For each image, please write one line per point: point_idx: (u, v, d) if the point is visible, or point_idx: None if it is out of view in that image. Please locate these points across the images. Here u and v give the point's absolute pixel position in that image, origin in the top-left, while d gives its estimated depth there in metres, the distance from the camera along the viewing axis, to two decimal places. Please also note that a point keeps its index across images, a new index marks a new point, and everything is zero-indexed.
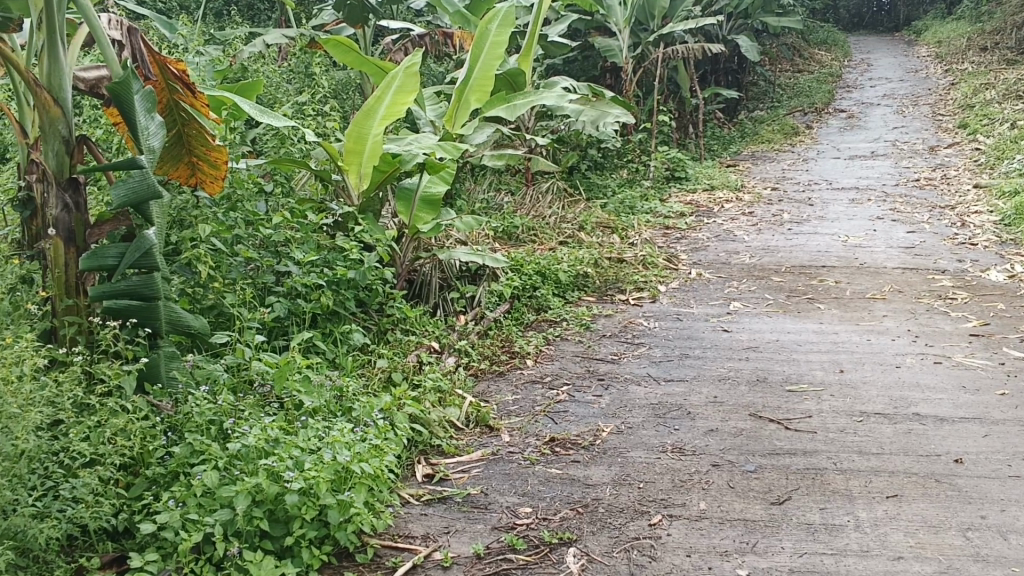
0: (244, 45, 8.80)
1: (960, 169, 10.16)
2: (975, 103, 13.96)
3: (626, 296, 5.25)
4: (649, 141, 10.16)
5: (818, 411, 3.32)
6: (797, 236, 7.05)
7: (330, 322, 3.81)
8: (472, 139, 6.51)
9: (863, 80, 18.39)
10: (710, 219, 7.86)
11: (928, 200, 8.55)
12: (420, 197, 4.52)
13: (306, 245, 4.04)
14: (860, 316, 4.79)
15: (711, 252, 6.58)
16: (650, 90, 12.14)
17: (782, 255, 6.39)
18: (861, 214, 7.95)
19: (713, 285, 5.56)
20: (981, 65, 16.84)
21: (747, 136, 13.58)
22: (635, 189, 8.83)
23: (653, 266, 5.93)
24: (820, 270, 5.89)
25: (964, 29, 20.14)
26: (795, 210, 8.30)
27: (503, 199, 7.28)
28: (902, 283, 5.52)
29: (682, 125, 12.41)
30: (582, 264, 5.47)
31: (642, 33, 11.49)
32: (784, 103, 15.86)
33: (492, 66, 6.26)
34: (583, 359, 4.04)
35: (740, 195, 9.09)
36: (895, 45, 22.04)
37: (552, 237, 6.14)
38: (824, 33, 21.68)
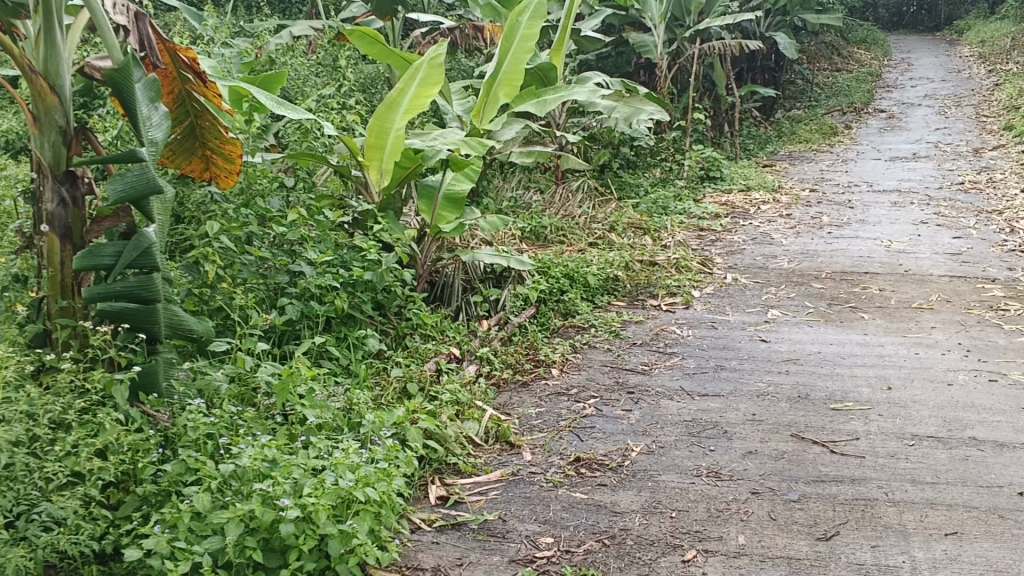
0: (272, 38, 8.66)
1: (1006, 172, 9.80)
2: (1021, 104, 13.53)
3: (658, 301, 5.02)
4: (683, 140, 9.89)
5: (866, 433, 3.07)
6: (837, 240, 6.77)
7: (345, 326, 3.61)
8: (500, 135, 6.28)
9: (903, 80, 17.95)
10: (746, 221, 7.60)
11: (974, 204, 8.22)
12: (443, 196, 4.33)
13: (322, 244, 3.85)
14: (907, 327, 4.52)
15: (747, 255, 6.32)
16: (685, 87, 11.86)
17: (823, 260, 6.12)
18: (904, 218, 7.64)
19: (749, 291, 5.30)
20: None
21: (784, 136, 13.26)
22: (668, 189, 8.57)
23: (687, 270, 5.69)
24: (863, 277, 5.61)
25: (1009, 28, 19.61)
26: (834, 213, 8.00)
27: (532, 198, 7.06)
28: (950, 292, 5.23)
29: (718, 123, 12.12)
30: (613, 267, 5.24)
31: (678, 29, 11.22)
32: (822, 103, 15.50)
33: (522, 60, 6.08)
34: (612, 369, 3.82)
35: (777, 196, 8.81)
36: (937, 44, 21.54)
37: (582, 238, 5.91)
38: (863, 31, 21.24)
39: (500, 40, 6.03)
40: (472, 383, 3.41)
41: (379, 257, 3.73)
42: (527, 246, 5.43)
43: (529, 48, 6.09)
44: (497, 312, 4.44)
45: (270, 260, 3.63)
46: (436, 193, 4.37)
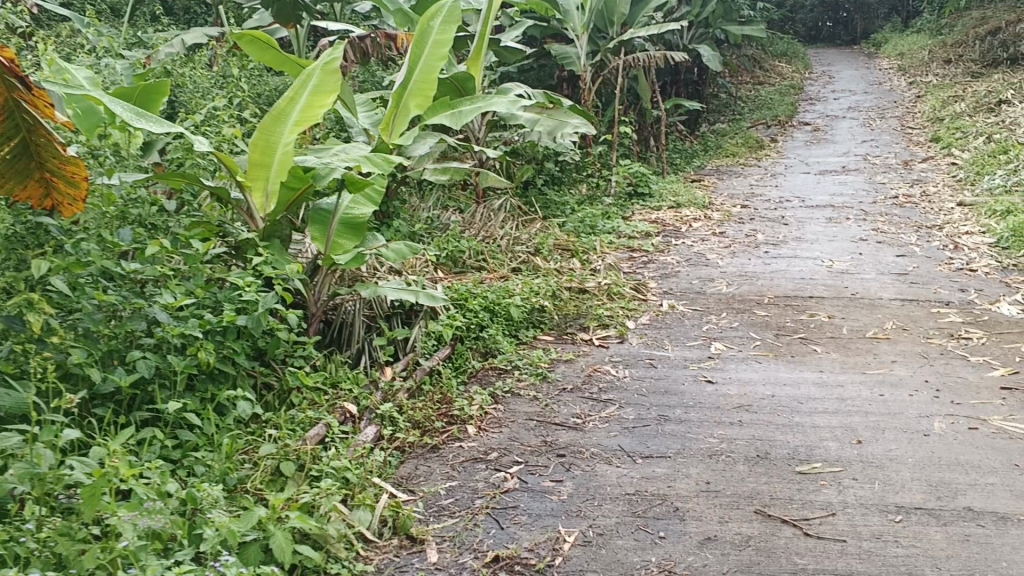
0: (163, 46, 7.93)
1: (939, 184, 9.56)
2: (945, 116, 13.45)
3: (589, 335, 4.47)
4: (610, 155, 9.44)
5: (842, 505, 2.56)
6: (775, 260, 6.34)
7: (212, 384, 3.01)
8: (412, 150, 5.68)
9: (825, 93, 17.87)
10: (678, 240, 7.14)
11: (912, 219, 7.91)
12: (340, 220, 3.72)
13: (186, 284, 3.23)
14: (864, 362, 4.06)
15: (683, 279, 5.84)
16: (610, 100, 11.42)
17: (764, 283, 5.66)
18: (842, 235, 7.27)
19: (688, 321, 4.80)
20: (945, 78, 16.41)
21: (711, 149, 12.93)
22: (595, 206, 8.08)
23: (619, 297, 5.17)
24: (808, 301, 5.16)
25: (926, 41, 19.75)
26: (770, 230, 7.60)
27: (450, 218, 6.47)
28: (903, 317, 4.80)
29: (644, 137, 11.71)
30: (538, 297, 4.68)
31: (601, 40, 10.80)
32: (747, 116, 15.26)
33: (434, 68, 5.52)
34: (539, 424, 3.25)
35: (708, 212, 8.38)
36: (855, 58, 21.62)
37: (504, 264, 5.35)
38: (783, 44, 21.19)
39: (410, 47, 5.49)
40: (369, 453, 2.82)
41: (257, 297, 3.13)
42: (442, 274, 4.84)
43: (443, 56, 5.54)
44: (405, 354, 3.83)
45: (119, 305, 3.00)
46: (331, 217, 3.75)
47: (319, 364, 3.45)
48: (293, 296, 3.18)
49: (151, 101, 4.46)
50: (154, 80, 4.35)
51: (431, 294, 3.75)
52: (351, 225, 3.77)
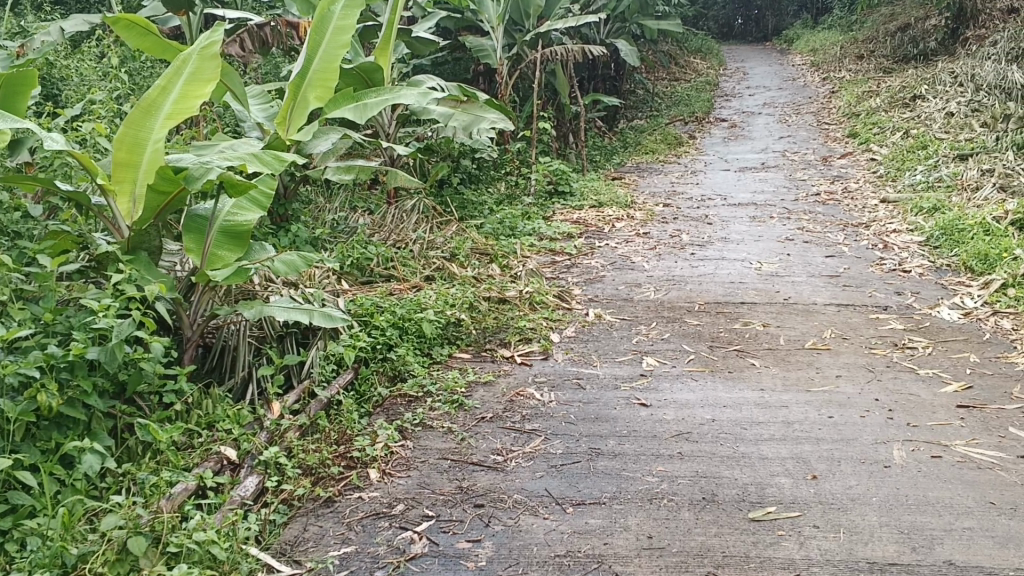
0: (37, 35, 7.21)
1: (861, 181, 9.43)
2: (860, 111, 13.45)
3: (510, 351, 4.05)
4: (528, 151, 9.04)
5: (808, 564, 2.20)
6: (703, 262, 6.02)
7: (57, 433, 2.51)
8: (311, 148, 5.19)
9: (740, 89, 17.81)
10: (602, 241, 6.78)
11: (837, 217, 7.71)
12: (218, 230, 3.27)
13: (28, 311, 2.72)
14: (807, 377, 3.73)
15: (608, 284, 5.46)
16: (527, 95, 11.03)
17: (693, 288, 5.33)
18: (768, 234, 7.02)
19: (616, 332, 4.42)
20: (858, 74, 16.51)
21: (630, 146, 12.65)
22: (513, 206, 7.67)
23: (541, 306, 4.76)
24: (742, 308, 4.84)
25: (836, 38, 19.93)
26: (695, 229, 7.30)
27: (358, 220, 5.99)
28: (843, 325, 4.51)
29: (562, 134, 11.35)
30: (453, 309, 4.24)
31: (517, 33, 10.37)
32: (664, 112, 15.05)
33: (336, 56, 5.07)
34: (452, 465, 2.82)
35: (630, 211, 8.05)
36: (768, 54, 21.73)
37: (416, 272, 4.90)
38: (698, 41, 21.10)
39: (309, 33, 5.06)
40: (244, 520, 2.38)
41: (113, 323, 2.64)
42: (346, 286, 4.36)
43: (345, 43, 5.10)
44: (299, 383, 3.37)
45: None
46: (208, 226, 3.27)
47: (193, 400, 2.98)
48: (160, 321, 2.71)
49: (16, 100, 3.77)
50: (14, 69, 3.70)
51: (328, 313, 3.24)
52: (233, 234, 3.29)
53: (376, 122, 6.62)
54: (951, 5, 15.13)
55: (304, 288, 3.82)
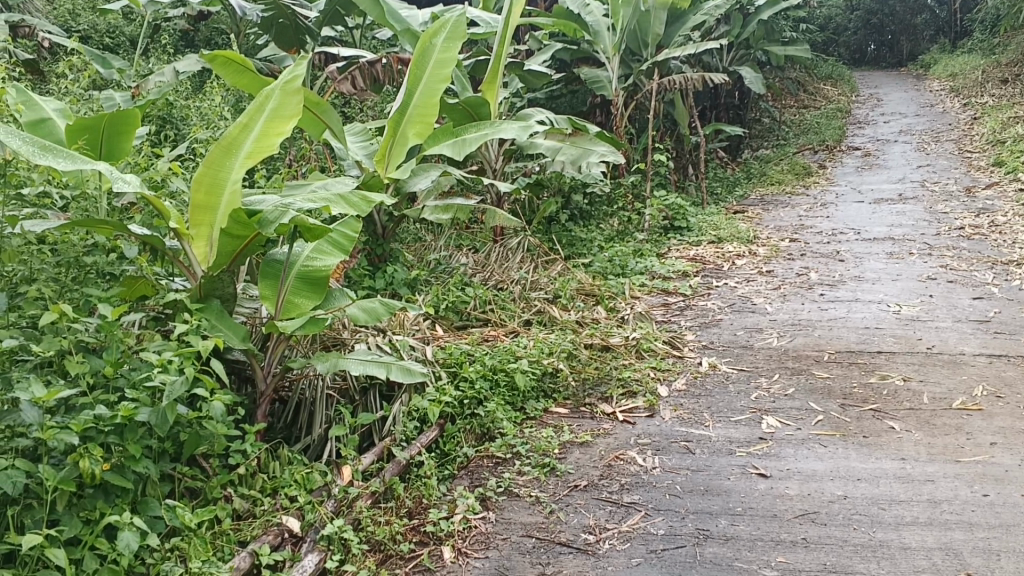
0: (153, 75, 7.32)
1: (1010, 213, 8.68)
2: (1006, 138, 12.57)
3: (613, 406, 3.69)
4: (644, 185, 8.68)
5: None
6: (832, 305, 5.53)
7: (104, 501, 2.33)
8: (411, 186, 4.98)
9: (873, 117, 16.97)
10: (720, 280, 6.35)
11: (984, 253, 7.06)
12: (294, 276, 3.04)
13: (86, 365, 2.57)
14: (954, 444, 3.24)
15: (726, 328, 5.04)
16: (644, 127, 10.68)
17: (821, 335, 4.85)
18: (906, 273, 6.45)
19: (733, 384, 4.00)
20: (1002, 98, 15.51)
21: (753, 177, 12.11)
22: (626, 244, 7.31)
23: (650, 354, 4.39)
24: (876, 358, 4.35)
25: (978, 62, 18.85)
26: (823, 267, 6.79)
27: (461, 260, 5.75)
28: (995, 380, 3.97)
29: (681, 166, 10.93)
30: (552, 358, 3.92)
31: (634, 62, 10.05)
32: (791, 142, 14.43)
33: (436, 90, 4.83)
34: (537, 546, 2.52)
35: (753, 248, 7.58)
36: (903, 80, 20.73)
37: (516, 316, 4.61)
38: (827, 67, 20.27)
39: (409, 68, 4.85)
40: None
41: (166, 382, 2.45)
42: (439, 333, 4.09)
43: (447, 76, 4.87)
44: (379, 442, 3.11)
45: None
46: (283, 271, 3.05)
47: (261, 460, 2.76)
48: (218, 380, 2.50)
49: (119, 137, 3.62)
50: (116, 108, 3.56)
51: (406, 366, 2.95)
52: (312, 280, 3.06)
53: (481, 157, 6.45)
54: None
55: (395, 337, 3.56)
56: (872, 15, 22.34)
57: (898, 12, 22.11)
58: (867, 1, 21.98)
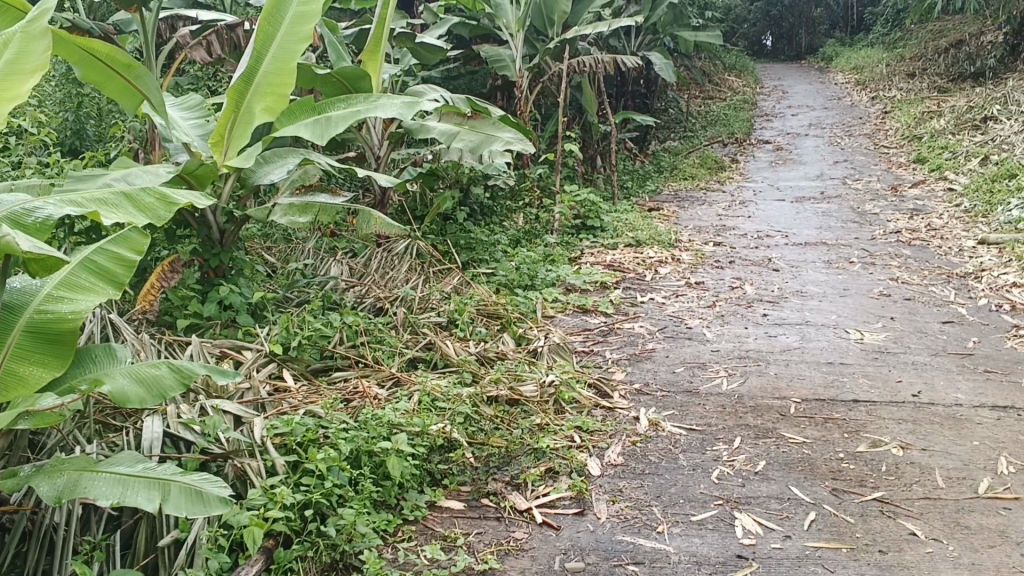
0: None
1: (944, 215, 8.04)
2: (922, 134, 12.09)
3: (527, 495, 2.61)
4: (551, 178, 7.66)
5: None
6: (781, 329, 4.62)
7: None
8: (260, 177, 3.86)
9: (780, 109, 16.39)
10: (645, 294, 5.38)
11: (932, 262, 6.31)
12: (16, 333, 1.92)
13: None
14: (1008, 564, 2.30)
15: (661, 362, 4.05)
16: (550, 112, 9.67)
17: (780, 373, 3.89)
18: (854, 286, 5.61)
19: (685, 454, 2.98)
20: (910, 92, 15.17)
21: (664, 169, 11.27)
22: (531, 248, 6.27)
23: (572, 407, 3.34)
24: (855, 413, 3.40)
25: (879, 56, 18.58)
26: (759, 278, 5.90)
27: (331, 271, 4.61)
28: (1016, 445, 3.07)
29: (588, 157, 9.96)
30: (441, 423, 2.82)
31: (540, 42, 9.01)
32: (700, 133, 13.66)
33: (293, 53, 3.82)
34: None
35: (675, 252, 6.65)
36: (807, 72, 20.32)
37: (396, 354, 3.50)
38: (731, 57, 19.63)
39: (259, 23, 3.81)
40: None
41: None
42: (285, 389, 2.96)
43: (307, 37, 3.85)
44: None
45: None
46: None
47: None
48: None
49: None
50: None
51: (193, 486, 1.81)
52: (48, 338, 1.95)
53: (362, 141, 5.41)
54: (1009, 21, 13.89)
55: (210, 415, 2.47)
56: (773, 6, 21.89)
57: (798, 4, 21.71)
58: None
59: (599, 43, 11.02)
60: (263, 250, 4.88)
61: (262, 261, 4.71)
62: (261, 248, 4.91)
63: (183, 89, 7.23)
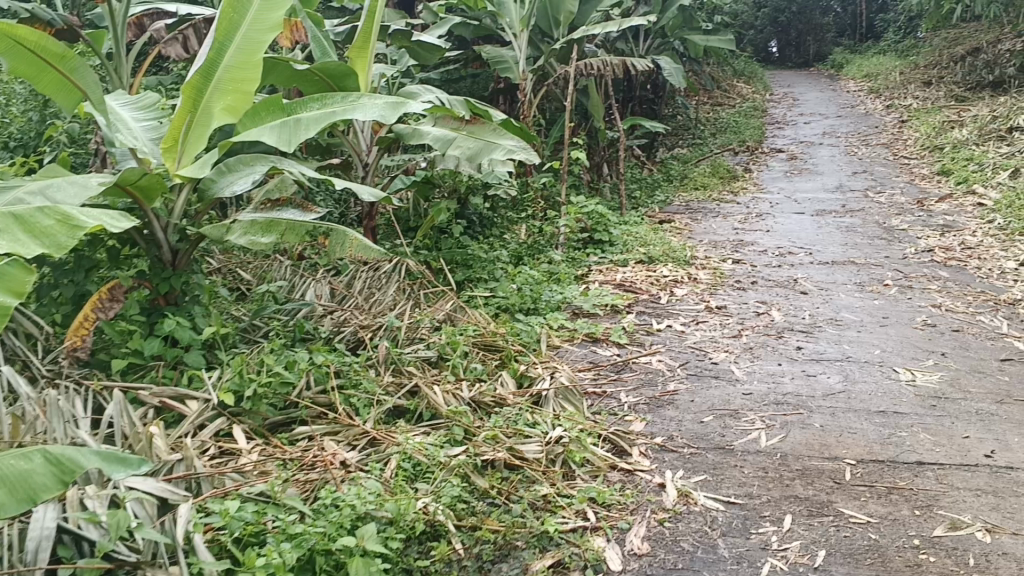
0: None
1: (977, 233, 7.49)
2: (944, 144, 11.55)
3: None
4: (555, 187, 7.11)
5: None
6: (818, 366, 4.06)
7: None
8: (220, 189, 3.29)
9: (792, 117, 15.85)
10: (662, 320, 4.82)
11: (973, 285, 5.76)
12: None
13: None
14: None
15: (685, 407, 3.49)
16: (555, 117, 9.12)
17: (827, 426, 3.32)
18: (893, 314, 5.05)
19: (724, 540, 2.43)
20: (926, 100, 14.63)
21: (674, 178, 10.71)
22: (534, 265, 5.71)
23: (585, 471, 2.77)
24: (923, 482, 2.84)
25: (892, 63, 18.04)
26: (785, 303, 5.35)
27: (307, 294, 4.10)
28: None
29: (595, 164, 9.40)
30: (424, 505, 2.27)
31: (544, 43, 8.45)
32: (709, 141, 13.12)
33: (258, 43, 3.31)
34: None
35: (691, 270, 6.10)
36: (816, 78, 19.77)
37: (376, 402, 2.94)
38: (739, 62, 19.04)
39: (221, 8, 3.27)
40: None
41: None
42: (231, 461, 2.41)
43: (275, 26, 3.34)
44: None
45: None
46: None
47: None
48: None
49: None
50: None
51: None
52: None
53: (348, 146, 4.88)
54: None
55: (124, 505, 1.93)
56: (780, 13, 21.30)
57: (806, 10, 21.13)
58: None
59: (607, 46, 10.44)
60: (229, 272, 4.40)
61: (228, 285, 4.21)
62: (229, 269, 4.41)
63: (158, 89, 6.68)
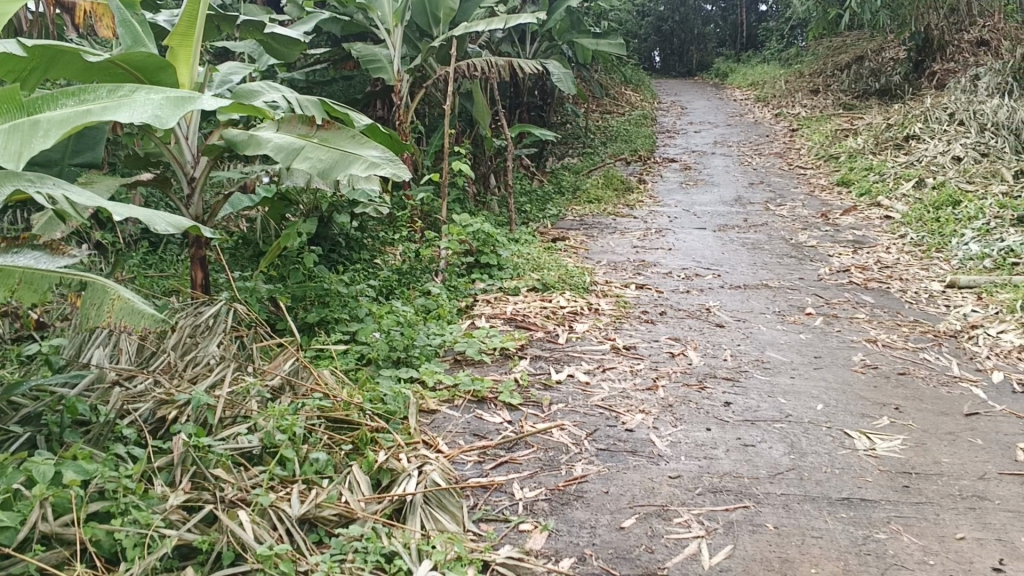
0: None
1: (890, 250, 6.94)
2: (839, 154, 11.15)
3: None
4: (435, 204, 6.22)
5: None
6: (754, 431, 3.27)
7: None
8: None
9: (681, 125, 15.36)
10: (561, 366, 3.98)
11: (903, 313, 5.13)
12: None
13: None
14: None
15: (599, 503, 2.64)
16: (436, 123, 8.24)
17: (783, 526, 2.53)
18: (824, 354, 4.34)
19: None
20: (814, 108, 14.31)
21: (566, 189, 9.97)
22: (408, 299, 4.80)
23: None
24: None
25: (777, 71, 17.81)
26: (701, 339, 4.60)
27: (100, 356, 3.12)
28: None
29: (480, 176, 8.56)
30: None
31: (422, 42, 7.53)
32: (600, 150, 12.44)
33: None
34: None
35: (590, 298, 5.30)
36: (703, 87, 19.42)
37: (153, 541, 1.98)
38: (626, 69, 18.45)
39: None
40: None
41: None
42: None
43: None
44: None
45: None
46: None
47: None
48: None
49: None
50: None
51: None
52: None
53: (168, 155, 3.83)
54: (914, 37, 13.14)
55: None
56: (663, 21, 20.81)
57: (688, 20, 20.77)
58: (658, 6, 20.45)
59: (491, 48, 9.60)
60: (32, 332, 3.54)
61: (13, 349, 3.29)
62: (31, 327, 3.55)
63: None
